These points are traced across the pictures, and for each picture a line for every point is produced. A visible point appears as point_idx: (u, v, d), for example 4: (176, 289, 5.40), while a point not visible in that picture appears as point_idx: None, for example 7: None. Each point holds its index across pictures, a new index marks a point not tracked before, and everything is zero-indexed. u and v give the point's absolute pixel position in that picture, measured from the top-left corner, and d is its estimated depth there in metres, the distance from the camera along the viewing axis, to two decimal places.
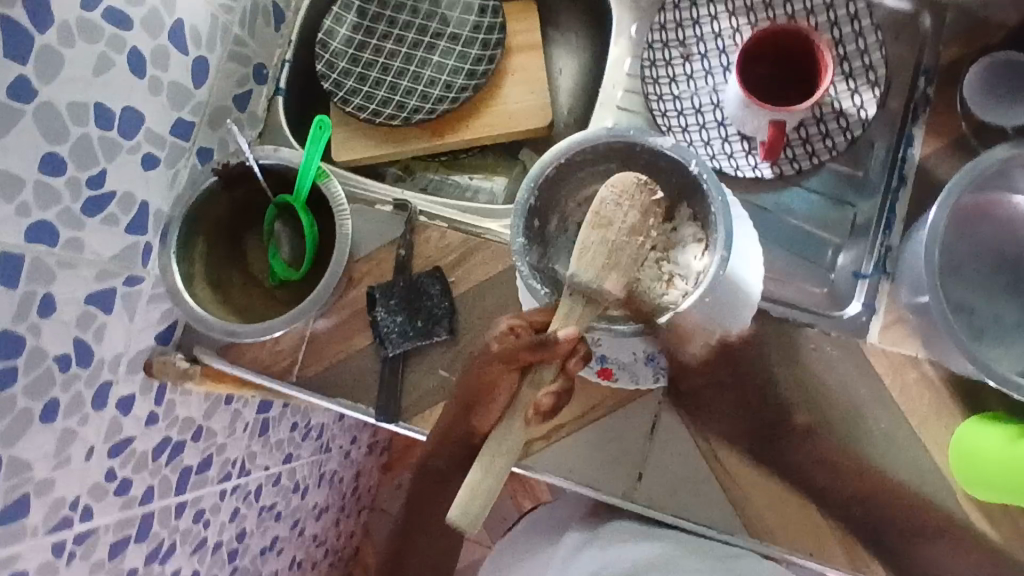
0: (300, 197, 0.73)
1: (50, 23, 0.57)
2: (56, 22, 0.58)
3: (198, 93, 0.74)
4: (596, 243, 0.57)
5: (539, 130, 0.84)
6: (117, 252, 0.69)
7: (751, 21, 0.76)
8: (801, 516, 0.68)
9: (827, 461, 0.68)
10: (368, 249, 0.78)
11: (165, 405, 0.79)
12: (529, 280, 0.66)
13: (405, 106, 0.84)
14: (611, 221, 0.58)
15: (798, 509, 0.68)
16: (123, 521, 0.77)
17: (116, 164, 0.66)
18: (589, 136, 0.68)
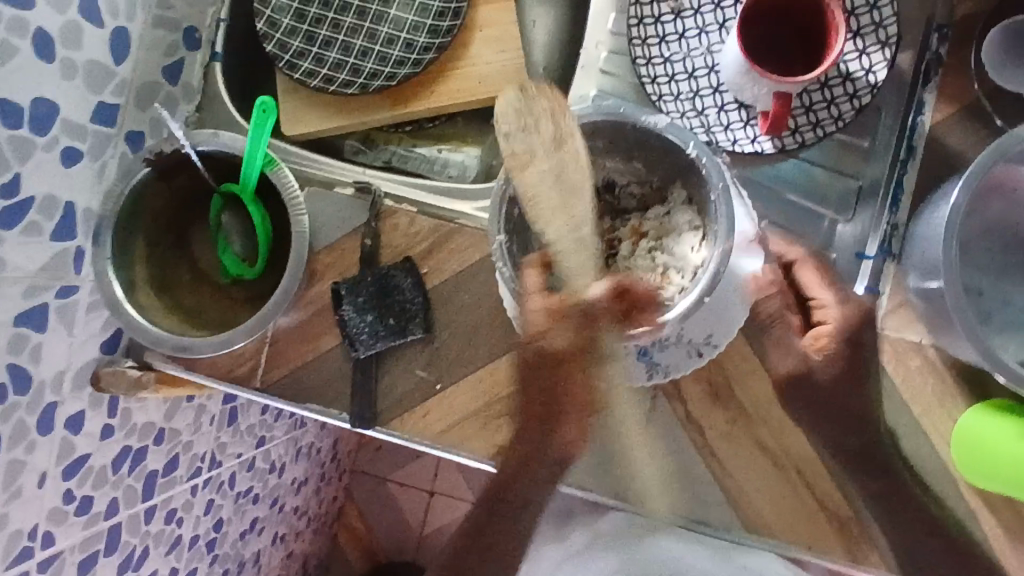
0: (248, 188, 0.65)
1: None
2: None
3: (120, 70, 0.64)
4: (540, 187, 0.55)
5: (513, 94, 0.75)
6: (44, 264, 0.61)
7: None
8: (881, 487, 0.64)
9: (856, 452, 0.65)
10: (330, 239, 0.71)
11: (120, 415, 0.74)
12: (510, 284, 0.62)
13: (361, 70, 0.75)
14: (531, 152, 0.55)
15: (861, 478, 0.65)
16: (88, 539, 0.73)
17: (33, 165, 0.57)
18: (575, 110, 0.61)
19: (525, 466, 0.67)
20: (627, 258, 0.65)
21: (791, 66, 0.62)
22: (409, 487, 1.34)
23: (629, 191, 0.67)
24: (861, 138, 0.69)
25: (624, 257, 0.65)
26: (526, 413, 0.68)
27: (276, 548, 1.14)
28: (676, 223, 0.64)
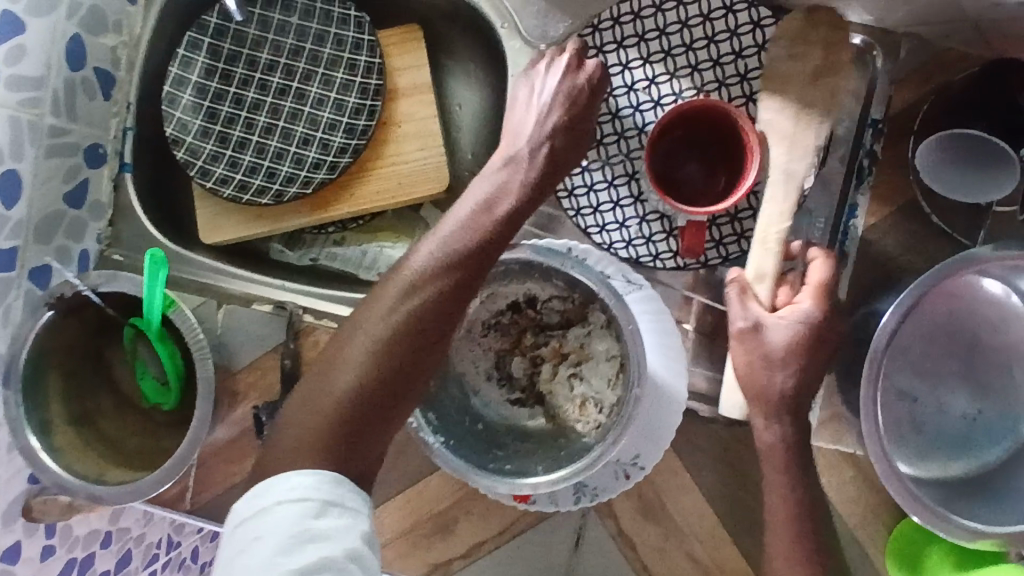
0: (152, 324, 0.63)
1: None
2: None
3: (13, 211, 0.62)
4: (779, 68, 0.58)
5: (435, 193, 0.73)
6: None
7: (668, 69, 0.63)
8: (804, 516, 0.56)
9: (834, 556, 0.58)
10: (249, 358, 0.70)
11: (59, 533, 0.74)
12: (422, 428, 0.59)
13: (277, 174, 0.72)
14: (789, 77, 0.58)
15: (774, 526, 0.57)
16: None
17: None
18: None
19: (403, 381, 0.51)
20: (549, 381, 0.64)
21: (712, 179, 0.58)
22: None
23: (551, 306, 0.65)
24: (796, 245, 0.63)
25: (546, 379, 0.64)
26: (457, 531, 0.68)
27: None
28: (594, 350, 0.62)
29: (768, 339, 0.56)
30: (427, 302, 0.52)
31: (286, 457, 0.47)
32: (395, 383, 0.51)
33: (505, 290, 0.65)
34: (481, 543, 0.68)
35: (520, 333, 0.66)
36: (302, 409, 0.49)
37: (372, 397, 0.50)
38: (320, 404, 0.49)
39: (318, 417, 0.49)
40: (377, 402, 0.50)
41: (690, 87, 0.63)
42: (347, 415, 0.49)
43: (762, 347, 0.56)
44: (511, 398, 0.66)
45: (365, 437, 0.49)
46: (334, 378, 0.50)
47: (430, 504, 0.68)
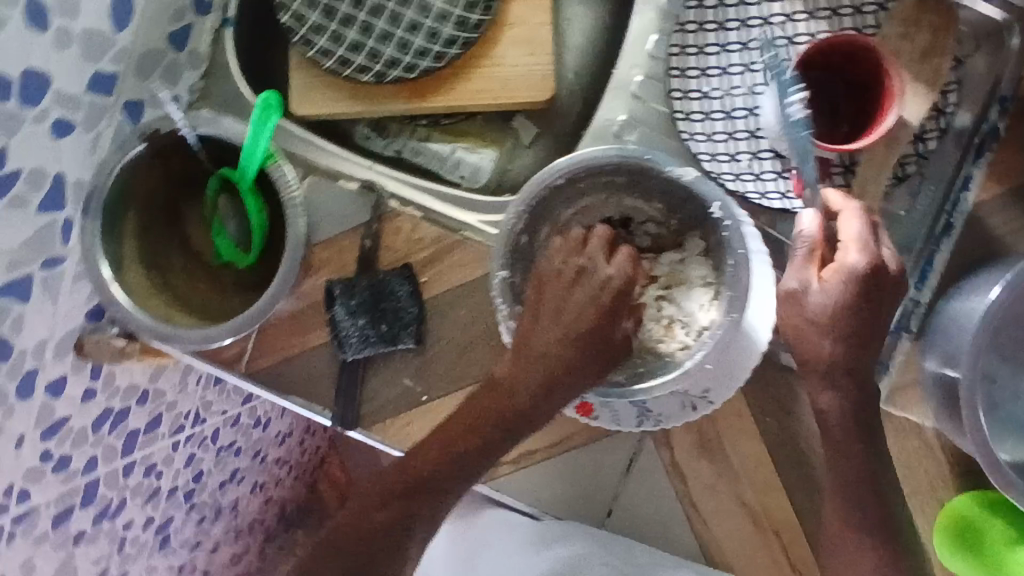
0: (246, 179, 0.61)
1: None
2: None
3: (120, 37, 0.60)
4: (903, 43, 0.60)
5: (536, 104, 0.71)
6: (27, 237, 0.59)
7: (806, 7, 0.62)
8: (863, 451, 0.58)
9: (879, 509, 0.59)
10: (327, 235, 0.68)
11: (104, 379, 0.73)
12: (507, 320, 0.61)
13: (380, 56, 0.70)
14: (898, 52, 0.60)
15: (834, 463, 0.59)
16: (64, 493, 0.75)
17: (20, 138, 0.55)
18: (602, 150, 0.58)
19: (454, 484, 0.60)
20: None
21: (832, 131, 0.59)
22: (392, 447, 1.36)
23: (646, 229, 0.64)
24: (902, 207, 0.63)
25: None
26: None
27: (255, 495, 1.18)
28: (688, 275, 0.61)
29: (809, 302, 0.55)
30: (494, 409, 0.58)
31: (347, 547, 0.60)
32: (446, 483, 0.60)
33: (601, 206, 0.63)
34: (532, 452, 0.68)
35: None
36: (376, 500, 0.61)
37: (454, 459, 0.60)
38: (389, 522, 0.60)
39: (388, 517, 0.60)
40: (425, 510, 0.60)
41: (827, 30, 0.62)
42: (404, 522, 0.60)
43: (807, 310, 0.55)
44: None
45: (422, 505, 0.60)
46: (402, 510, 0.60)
47: None
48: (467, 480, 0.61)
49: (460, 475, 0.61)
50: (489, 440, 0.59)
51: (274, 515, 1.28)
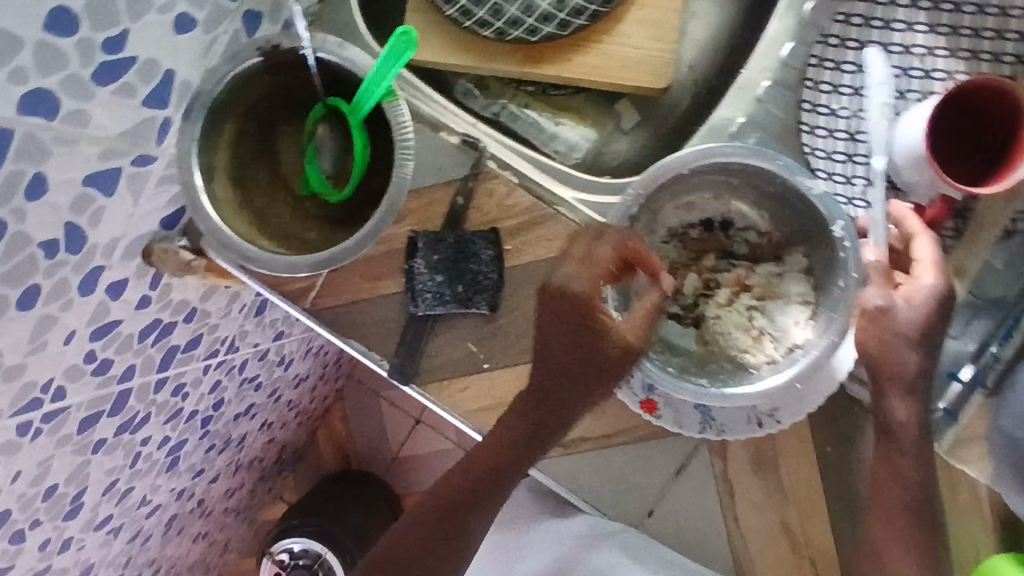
0: (359, 112, 0.60)
1: None
2: None
3: None
4: None
5: (648, 91, 0.69)
6: (127, 129, 0.57)
7: (949, 46, 0.61)
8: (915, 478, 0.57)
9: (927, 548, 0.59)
10: (419, 184, 0.67)
11: (160, 290, 0.72)
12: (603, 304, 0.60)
13: (503, 14, 0.67)
14: None
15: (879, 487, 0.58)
16: (97, 398, 0.73)
17: (143, 24, 0.53)
18: (732, 147, 0.58)
19: (487, 496, 0.61)
20: (721, 307, 0.62)
21: (947, 167, 0.58)
22: (398, 409, 1.36)
23: (745, 236, 0.64)
24: (1003, 263, 0.62)
25: (717, 304, 0.62)
26: None
27: (262, 433, 1.17)
28: (786, 289, 0.60)
29: (898, 320, 0.54)
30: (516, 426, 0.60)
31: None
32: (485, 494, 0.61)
33: (705, 204, 0.63)
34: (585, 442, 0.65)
35: (701, 252, 0.64)
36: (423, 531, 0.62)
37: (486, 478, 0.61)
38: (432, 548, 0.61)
39: (436, 545, 0.61)
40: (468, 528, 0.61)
41: (964, 70, 0.61)
42: (449, 547, 0.62)
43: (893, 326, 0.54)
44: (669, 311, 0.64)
45: (463, 524, 0.61)
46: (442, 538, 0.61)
47: None
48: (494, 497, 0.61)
49: (487, 487, 0.61)
50: (509, 460, 0.60)
51: (272, 456, 1.27)
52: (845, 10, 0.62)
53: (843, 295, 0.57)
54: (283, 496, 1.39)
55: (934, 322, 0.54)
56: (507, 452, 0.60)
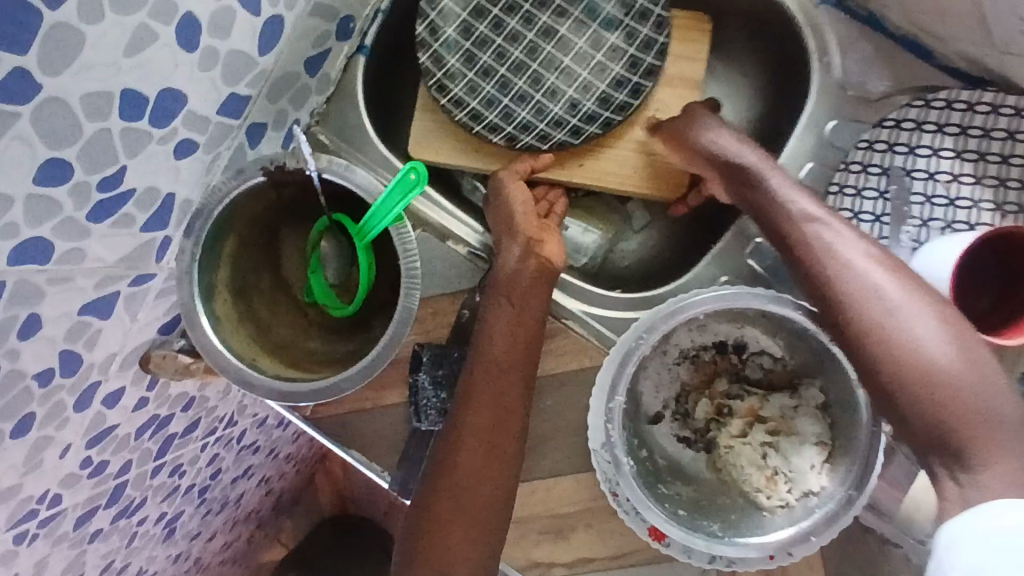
0: (365, 235, 0.58)
1: None
2: None
3: (262, 60, 0.56)
4: None
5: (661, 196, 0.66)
6: (126, 254, 0.55)
7: (976, 173, 0.58)
8: (893, 298, 0.48)
9: None
10: (426, 294, 0.66)
11: (158, 389, 0.70)
12: (612, 447, 0.58)
13: (512, 116, 0.66)
14: None
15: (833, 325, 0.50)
16: (94, 495, 0.72)
17: (142, 159, 0.51)
18: (751, 292, 0.57)
19: (496, 443, 0.56)
20: (733, 439, 0.59)
21: (971, 304, 0.55)
22: None
23: (759, 361, 0.62)
24: None
25: (730, 434, 0.60)
26: (570, 540, 0.64)
27: (260, 489, 1.15)
28: (801, 428, 0.58)
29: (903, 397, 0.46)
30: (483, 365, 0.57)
31: (440, 531, 0.55)
32: (484, 408, 0.56)
33: (717, 327, 0.62)
34: (589, 561, 0.64)
35: (713, 375, 0.62)
36: (435, 478, 0.56)
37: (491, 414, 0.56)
38: (455, 499, 0.55)
39: (456, 494, 0.55)
40: (489, 461, 0.56)
41: (990, 200, 0.57)
42: (478, 489, 0.55)
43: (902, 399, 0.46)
44: (679, 434, 0.62)
45: (476, 489, 0.55)
46: (453, 476, 0.56)
47: (556, 503, 0.64)
48: (499, 447, 0.56)
49: (495, 438, 0.56)
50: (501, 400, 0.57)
51: (271, 505, 1.25)
52: (868, 137, 0.60)
53: (865, 453, 0.55)
54: (280, 539, 1.37)
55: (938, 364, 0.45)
56: (494, 382, 0.57)
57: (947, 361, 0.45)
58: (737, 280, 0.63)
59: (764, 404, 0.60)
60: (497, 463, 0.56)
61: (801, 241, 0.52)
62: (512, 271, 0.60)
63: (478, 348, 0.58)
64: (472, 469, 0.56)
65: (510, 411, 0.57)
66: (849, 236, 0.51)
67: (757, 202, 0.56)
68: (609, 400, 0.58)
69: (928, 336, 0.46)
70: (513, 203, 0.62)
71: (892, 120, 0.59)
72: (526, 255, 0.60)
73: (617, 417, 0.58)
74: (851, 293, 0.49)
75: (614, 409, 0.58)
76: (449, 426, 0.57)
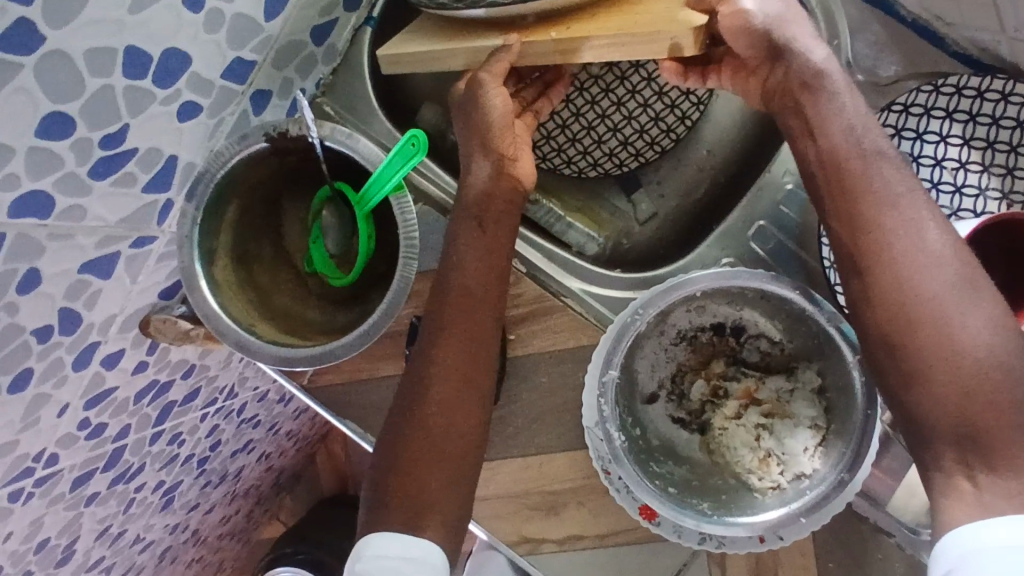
0: (365, 204, 0.59)
1: None
2: None
3: (268, 26, 0.56)
4: None
5: (677, 54, 0.49)
6: (127, 214, 0.55)
7: (984, 161, 0.58)
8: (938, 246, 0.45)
9: None
10: (425, 266, 0.66)
11: (158, 353, 0.71)
12: (604, 424, 0.58)
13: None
14: None
15: (874, 298, 0.46)
16: (92, 458, 0.72)
17: (145, 119, 0.51)
18: (750, 271, 0.56)
19: (470, 375, 0.55)
20: (727, 420, 0.59)
21: None
22: None
23: (757, 344, 0.61)
24: None
25: (724, 416, 0.60)
26: (561, 516, 0.64)
27: (259, 463, 1.16)
28: (796, 411, 0.58)
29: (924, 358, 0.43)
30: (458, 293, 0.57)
31: (416, 475, 0.53)
32: (457, 333, 0.56)
33: (716, 308, 0.62)
34: (580, 539, 0.64)
35: (710, 357, 0.62)
36: (408, 417, 0.55)
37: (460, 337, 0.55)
38: (429, 440, 0.54)
39: (427, 429, 0.54)
40: (461, 397, 0.55)
41: (999, 189, 0.57)
42: (451, 426, 0.54)
43: (923, 361, 0.43)
44: (674, 414, 0.62)
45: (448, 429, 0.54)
46: (426, 415, 0.54)
47: (548, 479, 0.65)
48: (471, 379, 0.55)
49: (467, 366, 0.55)
50: (472, 329, 0.56)
51: (270, 481, 1.26)
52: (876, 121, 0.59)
53: (858, 438, 0.54)
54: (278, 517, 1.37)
55: (963, 333, 0.43)
56: (467, 306, 0.56)
57: (971, 326, 0.43)
58: (739, 262, 0.63)
59: (759, 387, 0.60)
60: (467, 400, 0.55)
61: (864, 187, 0.47)
62: (481, 193, 0.58)
63: (449, 277, 0.57)
64: (443, 406, 0.55)
65: (478, 336, 0.56)
66: (921, 205, 0.46)
67: (818, 118, 0.50)
68: (604, 374, 0.58)
69: (955, 295, 0.44)
70: (490, 109, 0.57)
71: (900, 104, 0.59)
72: (498, 174, 0.59)
73: (610, 393, 0.58)
74: (903, 270, 0.45)
75: (607, 385, 0.58)
76: (422, 355, 0.56)
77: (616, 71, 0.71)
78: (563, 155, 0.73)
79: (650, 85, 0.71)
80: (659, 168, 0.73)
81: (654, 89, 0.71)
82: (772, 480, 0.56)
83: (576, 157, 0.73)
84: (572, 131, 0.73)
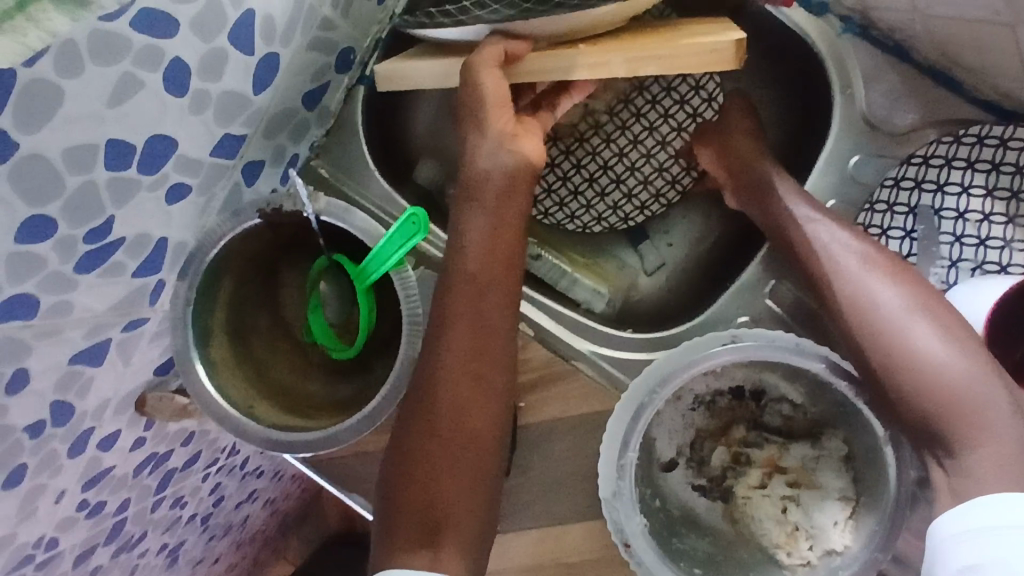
0: (365, 279, 0.56)
1: (44, 51, 0.36)
2: (55, 46, 0.37)
3: (257, 98, 0.53)
4: None
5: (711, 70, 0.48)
6: (116, 301, 0.53)
7: (1009, 212, 0.55)
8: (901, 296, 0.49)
9: None
10: None
11: (156, 427, 0.68)
12: (620, 508, 0.54)
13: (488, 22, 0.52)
14: None
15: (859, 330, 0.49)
16: (93, 534, 0.70)
17: (130, 207, 0.48)
18: (772, 343, 0.53)
19: (482, 376, 0.49)
20: (751, 490, 0.57)
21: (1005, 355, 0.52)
22: None
23: (778, 408, 0.59)
24: None
25: (747, 485, 0.58)
26: None
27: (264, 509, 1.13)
28: (823, 482, 0.56)
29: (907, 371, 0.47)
30: (462, 285, 0.50)
31: (432, 489, 0.47)
32: (461, 327, 0.49)
33: (733, 373, 0.59)
34: None
35: (730, 422, 0.60)
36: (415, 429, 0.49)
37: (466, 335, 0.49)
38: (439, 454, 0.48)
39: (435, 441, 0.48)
40: (473, 401, 0.49)
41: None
42: (466, 431, 0.48)
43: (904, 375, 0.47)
44: (694, 482, 0.60)
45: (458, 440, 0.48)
46: (434, 426, 0.48)
47: (563, 551, 0.62)
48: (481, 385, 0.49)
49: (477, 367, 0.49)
50: (483, 328, 0.50)
51: (275, 524, 1.23)
52: (895, 174, 0.57)
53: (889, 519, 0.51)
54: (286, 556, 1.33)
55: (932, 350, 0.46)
56: (474, 301, 0.50)
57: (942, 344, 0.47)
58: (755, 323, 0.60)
59: (783, 454, 0.58)
60: (478, 408, 0.49)
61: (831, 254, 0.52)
62: (479, 174, 0.51)
63: (451, 267, 0.51)
64: (453, 412, 0.48)
65: (488, 331, 0.50)
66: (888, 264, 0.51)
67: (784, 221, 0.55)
68: (622, 456, 0.54)
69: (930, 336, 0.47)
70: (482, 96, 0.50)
71: (921, 156, 0.56)
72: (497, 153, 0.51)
73: (629, 472, 0.55)
74: (881, 312, 0.49)
75: (626, 465, 0.55)
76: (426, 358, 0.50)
77: (616, 121, 0.70)
78: (566, 210, 0.71)
79: (652, 135, 0.69)
80: (665, 219, 0.71)
81: (656, 139, 0.69)
82: (802, 557, 0.54)
83: (579, 212, 0.71)
84: (574, 184, 0.71)
